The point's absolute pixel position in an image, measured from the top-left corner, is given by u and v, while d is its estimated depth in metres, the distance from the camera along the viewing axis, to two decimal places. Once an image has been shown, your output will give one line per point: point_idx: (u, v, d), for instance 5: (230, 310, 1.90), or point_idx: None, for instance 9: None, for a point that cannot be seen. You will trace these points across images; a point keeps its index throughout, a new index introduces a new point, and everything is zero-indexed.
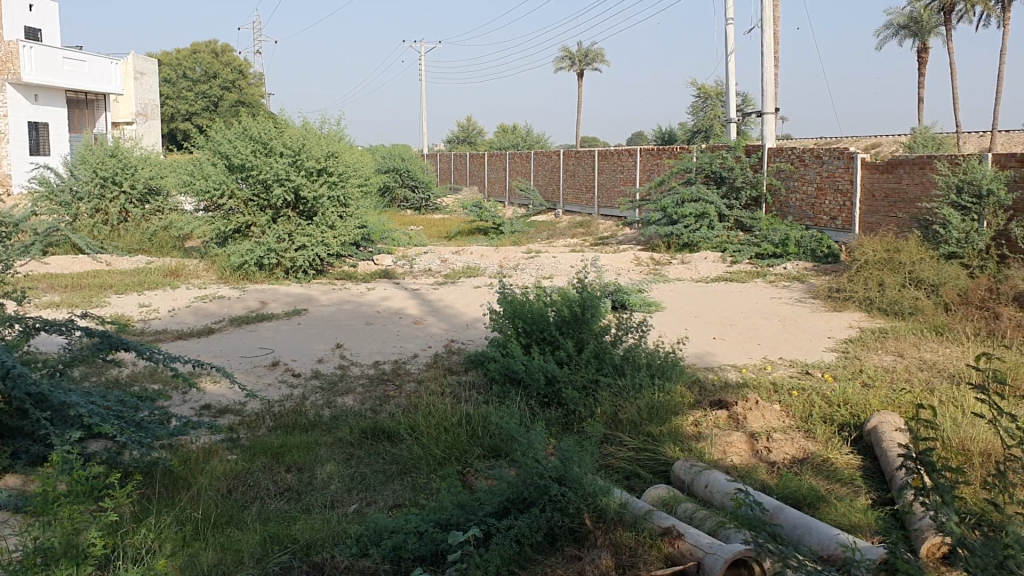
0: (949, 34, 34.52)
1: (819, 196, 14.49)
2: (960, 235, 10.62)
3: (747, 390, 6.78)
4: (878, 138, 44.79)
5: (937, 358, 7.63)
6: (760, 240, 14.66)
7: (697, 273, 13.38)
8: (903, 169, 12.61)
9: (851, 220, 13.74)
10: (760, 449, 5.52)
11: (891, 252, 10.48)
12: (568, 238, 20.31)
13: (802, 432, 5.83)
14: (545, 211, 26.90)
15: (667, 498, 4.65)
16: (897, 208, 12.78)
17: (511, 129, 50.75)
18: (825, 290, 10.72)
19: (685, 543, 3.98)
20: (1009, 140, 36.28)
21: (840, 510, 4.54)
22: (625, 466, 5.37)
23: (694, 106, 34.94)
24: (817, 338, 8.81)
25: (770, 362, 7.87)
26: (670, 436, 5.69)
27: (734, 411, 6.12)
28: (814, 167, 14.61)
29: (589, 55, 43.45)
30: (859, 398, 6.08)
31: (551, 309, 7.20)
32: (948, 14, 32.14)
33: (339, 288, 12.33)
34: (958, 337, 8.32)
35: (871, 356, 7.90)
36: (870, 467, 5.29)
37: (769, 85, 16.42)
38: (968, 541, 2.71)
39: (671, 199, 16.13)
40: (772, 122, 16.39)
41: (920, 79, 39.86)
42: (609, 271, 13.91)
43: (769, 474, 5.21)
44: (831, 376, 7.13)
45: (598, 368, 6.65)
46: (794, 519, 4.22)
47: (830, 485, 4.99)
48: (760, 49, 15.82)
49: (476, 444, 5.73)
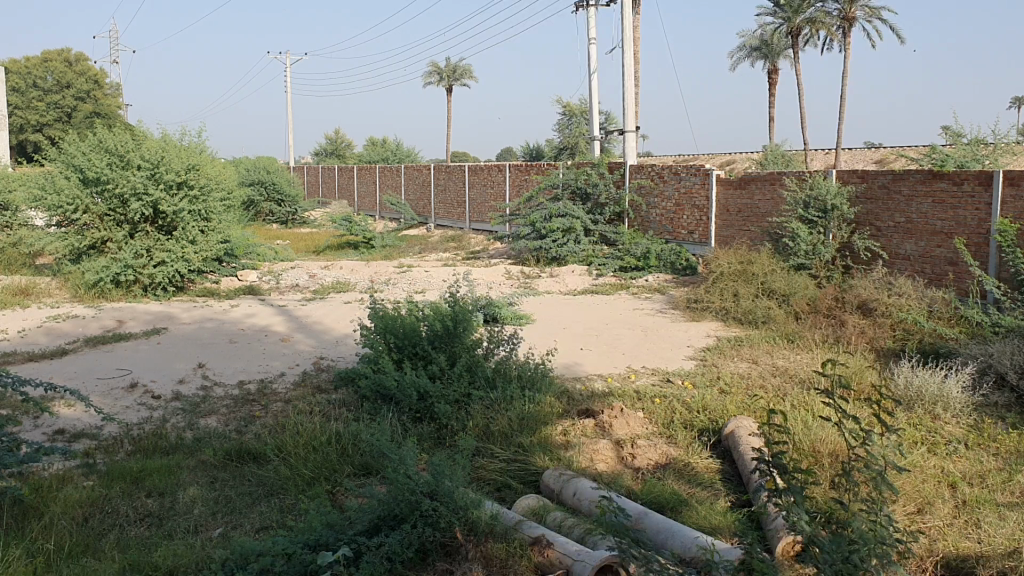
0: (797, 58, 36.35)
1: (678, 212, 14.99)
2: (807, 247, 11.18)
3: (613, 399, 6.93)
4: (733, 155, 46.68)
5: (788, 364, 8.02)
6: (623, 254, 15.07)
7: (564, 287, 13.63)
8: (755, 185, 13.14)
9: (708, 234, 14.25)
10: (626, 456, 5.66)
11: (744, 264, 10.94)
12: (438, 252, 20.34)
13: (664, 438, 6.02)
14: (415, 225, 26.85)
15: (537, 509, 4.70)
16: (750, 222, 13.33)
17: (379, 143, 50.52)
18: (685, 301, 11.09)
19: (555, 552, 4.05)
20: (851, 159, 38.55)
21: (701, 513, 4.70)
22: (495, 478, 5.41)
23: (560, 123, 35.61)
24: (679, 347, 9.11)
25: (634, 371, 8.08)
26: (540, 447, 5.77)
27: (600, 419, 6.26)
28: (673, 183, 15.10)
29: (457, 71, 43.77)
30: (717, 404, 6.35)
31: (422, 324, 7.17)
32: (794, 38, 33.85)
33: (202, 306, 11.98)
34: (806, 344, 8.78)
35: (727, 364, 8.22)
36: (728, 470, 5.51)
37: (631, 104, 16.88)
38: (818, 539, 2.86)
39: (538, 214, 16.37)
40: (633, 139, 16.87)
41: (771, 98, 41.77)
42: (479, 284, 14.02)
43: (634, 480, 5.35)
44: (690, 383, 7.39)
45: (470, 382, 6.68)
46: (658, 524, 4.35)
47: (691, 488, 5.16)
48: (622, 69, 16.28)
49: (346, 462, 5.66)
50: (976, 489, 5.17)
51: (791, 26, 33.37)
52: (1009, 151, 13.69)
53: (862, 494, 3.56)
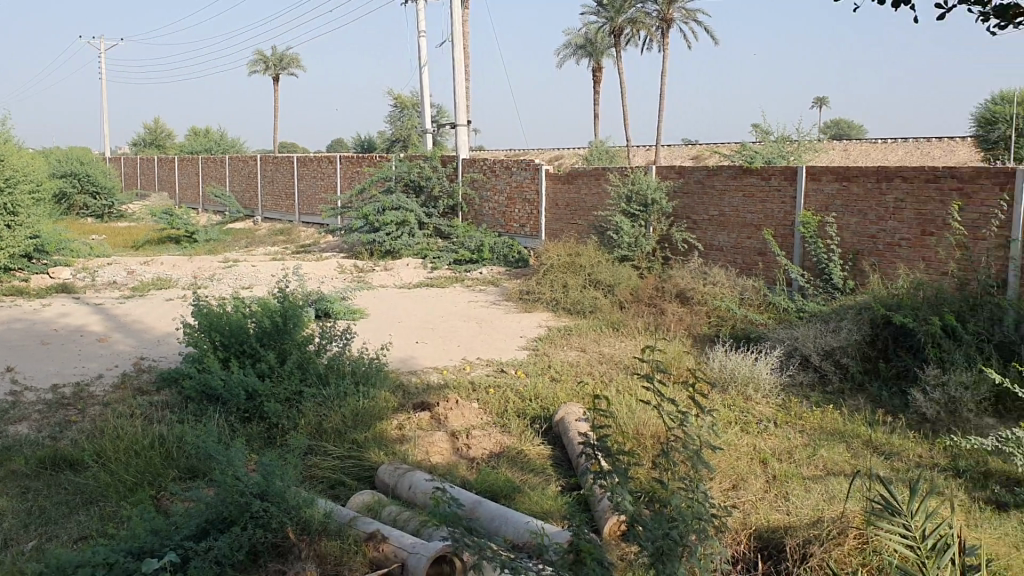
0: (620, 56, 37.53)
1: (509, 205, 15.21)
2: (631, 239, 11.61)
3: (447, 391, 6.97)
4: (561, 150, 47.71)
5: (614, 352, 8.30)
6: (456, 246, 15.16)
7: (397, 280, 13.57)
8: (581, 180, 13.47)
9: (538, 227, 14.52)
10: (460, 447, 5.70)
11: (573, 256, 11.23)
12: (268, 246, 19.82)
13: (498, 427, 6.11)
14: (241, 219, 26.03)
15: (371, 504, 4.67)
16: (577, 215, 13.68)
17: (202, 133, 48.64)
18: (517, 293, 11.27)
19: (390, 546, 4.04)
20: (672, 154, 40.20)
21: (534, 499, 4.80)
22: (329, 475, 5.33)
23: (390, 116, 35.38)
24: (511, 338, 9.26)
25: (467, 363, 8.15)
26: (374, 442, 5.74)
27: (434, 412, 6.29)
28: (503, 177, 15.29)
29: (284, 60, 42.70)
30: (548, 393, 6.54)
31: (250, 320, 6.97)
32: (617, 37, 34.93)
33: (9, 305, 11.19)
34: (631, 331, 9.13)
35: (558, 353, 8.42)
36: (559, 456, 5.66)
37: (462, 97, 16.97)
38: (640, 517, 2.98)
39: (370, 207, 16.21)
40: (465, 133, 16.97)
41: (596, 94, 42.95)
42: (311, 279, 13.76)
43: (468, 470, 5.39)
44: (523, 372, 7.53)
45: (301, 379, 6.55)
46: (492, 512, 4.41)
47: (524, 475, 5.25)
48: (453, 63, 16.34)
49: (171, 466, 5.44)
50: (785, 464, 5.52)
51: (614, 25, 34.41)
52: (812, 148, 14.64)
53: (678, 473, 3.76)
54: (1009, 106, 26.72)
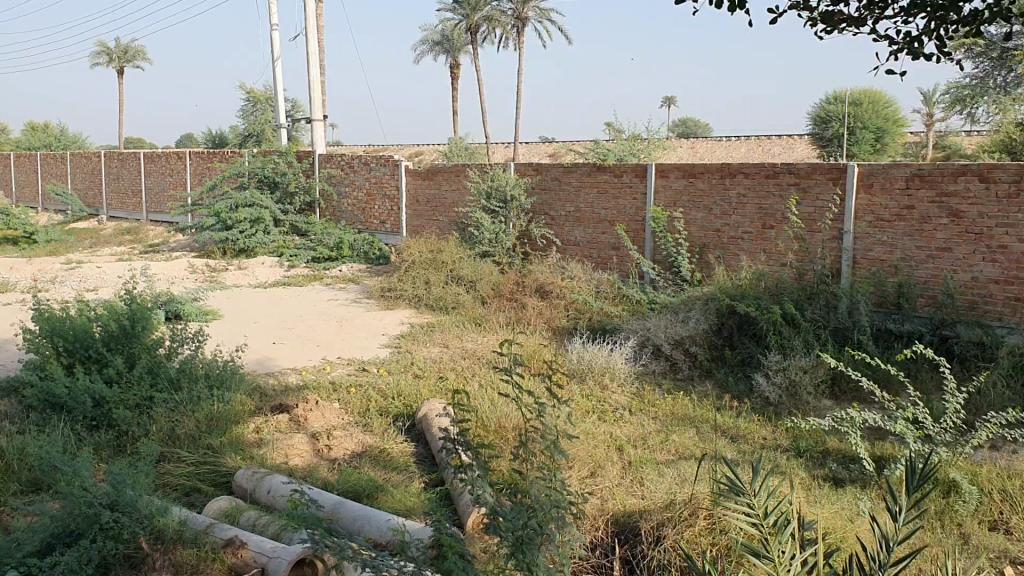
0: (477, 54, 37.68)
1: (368, 201, 15.06)
2: (491, 235, 11.70)
3: (307, 392, 6.85)
4: (420, 146, 47.53)
5: (475, 347, 8.35)
6: (314, 244, 14.92)
7: (254, 280, 13.23)
8: (441, 176, 13.44)
9: (398, 224, 14.43)
10: (321, 448, 5.63)
11: (434, 253, 11.22)
12: (114, 246, 18.95)
13: (359, 426, 6.05)
14: (85, 218, 24.79)
15: (229, 510, 4.55)
16: (437, 212, 13.66)
17: (39, 128, 46.04)
18: (377, 290, 11.18)
19: (249, 552, 3.97)
20: (529, 151, 40.70)
21: (396, 497, 4.79)
22: (183, 482, 5.15)
23: (243, 111, 34.41)
24: (372, 336, 9.18)
25: (328, 362, 8.04)
26: (231, 447, 5.59)
27: (293, 413, 6.17)
28: (362, 173, 15.13)
29: (127, 52, 40.90)
30: (411, 390, 6.55)
31: (96, 324, 6.65)
32: (474, 34, 35.06)
33: None
34: (492, 326, 9.22)
35: (420, 349, 8.41)
36: (421, 453, 5.67)
37: (318, 92, 16.68)
38: (499, 508, 3.02)
39: (224, 204, 15.73)
40: (321, 128, 16.68)
41: (454, 90, 43.00)
42: (161, 279, 13.24)
43: (330, 471, 5.33)
44: (384, 371, 7.49)
45: (152, 384, 6.30)
46: (353, 513, 4.38)
47: (386, 474, 5.23)
48: (307, 57, 16.03)
49: (11, 480, 5.14)
50: (640, 450, 5.70)
51: (470, 22, 34.51)
52: (661, 145, 15.13)
53: (534, 462, 3.84)
54: (841, 106, 28.34)
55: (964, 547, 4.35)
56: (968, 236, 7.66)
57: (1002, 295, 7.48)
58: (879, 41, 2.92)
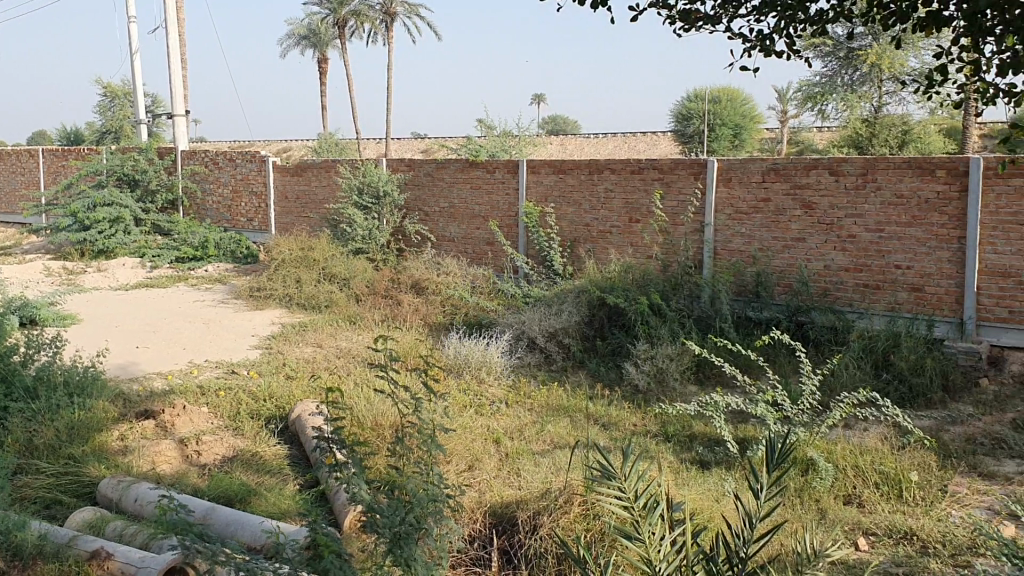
0: (345, 49, 37.13)
1: (235, 199, 14.69)
2: (364, 231, 11.55)
3: (175, 397, 6.64)
4: (289, 142, 46.54)
5: (349, 345, 8.26)
6: (179, 244, 14.44)
7: (115, 282, 12.71)
8: (310, 172, 13.18)
9: (266, 221, 14.12)
10: (191, 454, 5.47)
11: (305, 251, 11.04)
12: None
13: (231, 430, 5.91)
14: None
15: (93, 522, 4.37)
16: (307, 209, 13.42)
17: None
18: (246, 290, 10.91)
19: (116, 562, 3.82)
20: (400, 147, 40.43)
21: (270, 500, 4.71)
22: (42, 495, 4.91)
23: (99, 106, 32.93)
24: (242, 337, 8.97)
25: (196, 365, 7.81)
26: (94, 456, 5.37)
27: (160, 419, 5.97)
28: (228, 170, 14.74)
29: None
30: (283, 391, 6.44)
31: None
32: (341, 29, 34.53)
33: None
34: (366, 324, 9.15)
35: (292, 349, 8.26)
36: (296, 454, 5.59)
37: (179, 86, 16.13)
38: (375, 505, 3.01)
39: (80, 203, 15.04)
40: (183, 124, 16.15)
41: (323, 86, 42.29)
42: (13, 283, 12.56)
43: (200, 477, 5.18)
44: (255, 372, 7.32)
45: (6, 394, 5.97)
46: (226, 518, 4.28)
47: (259, 477, 5.12)
48: (168, 50, 15.48)
49: None
50: (516, 441, 5.77)
51: (337, 17, 33.97)
52: (531, 140, 15.29)
53: (408, 457, 3.84)
54: (702, 104, 29.25)
55: (821, 521, 4.60)
56: (819, 226, 8.06)
57: (852, 281, 7.91)
58: (732, 40, 3.07)
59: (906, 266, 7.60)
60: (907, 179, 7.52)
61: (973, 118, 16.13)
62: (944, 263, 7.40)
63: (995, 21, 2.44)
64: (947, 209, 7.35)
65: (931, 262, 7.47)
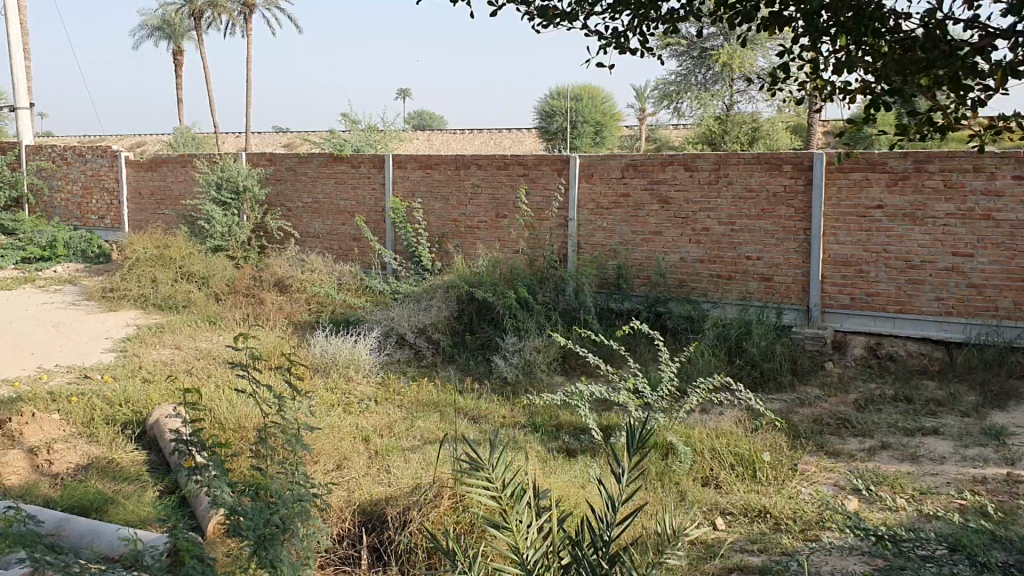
0: (201, 40, 35.87)
1: (85, 195, 14.04)
2: (223, 229, 11.30)
3: (22, 404, 6.29)
4: (143, 136, 44.67)
5: (210, 346, 8.03)
6: (24, 243, 13.68)
7: None
8: (166, 167, 12.70)
9: (119, 219, 13.54)
10: (40, 463, 5.19)
11: (161, 249, 10.65)
12: None
13: (84, 438, 5.66)
14: None
15: None
16: (163, 205, 12.93)
17: None
18: (99, 290, 10.44)
19: None
20: (262, 142, 39.40)
21: (128, 508, 4.53)
22: None
23: None
24: (95, 340, 8.58)
25: (44, 370, 7.43)
26: None
27: (6, 428, 5.65)
28: (77, 165, 14.08)
29: None
30: (141, 395, 6.21)
31: None
32: (196, 20, 33.34)
33: None
34: (228, 324, 8.90)
35: (149, 351, 7.96)
36: (155, 459, 5.40)
37: (21, 77, 15.26)
38: (239, 508, 2.96)
39: None
40: (27, 117, 15.31)
41: (178, 78, 40.77)
42: None
43: (51, 487, 4.93)
44: (110, 376, 7.02)
45: None
46: (80, 528, 4.10)
47: (116, 485, 4.92)
48: (8, 39, 14.62)
49: None
50: (385, 439, 5.74)
51: (192, 7, 32.78)
52: (395, 135, 15.20)
53: (271, 457, 3.78)
54: (565, 101, 29.64)
55: (681, 503, 4.78)
56: (676, 220, 8.33)
57: (706, 273, 8.23)
58: (588, 34, 3.12)
59: (757, 257, 7.95)
60: (756, 174, 7.86)
61: (816, 117, 17.01)
62: (792, 254, 7.79)
63: (830, 21, 2.55)
64: (794, 202, 7.73)
65: (780, 253, 7.85)
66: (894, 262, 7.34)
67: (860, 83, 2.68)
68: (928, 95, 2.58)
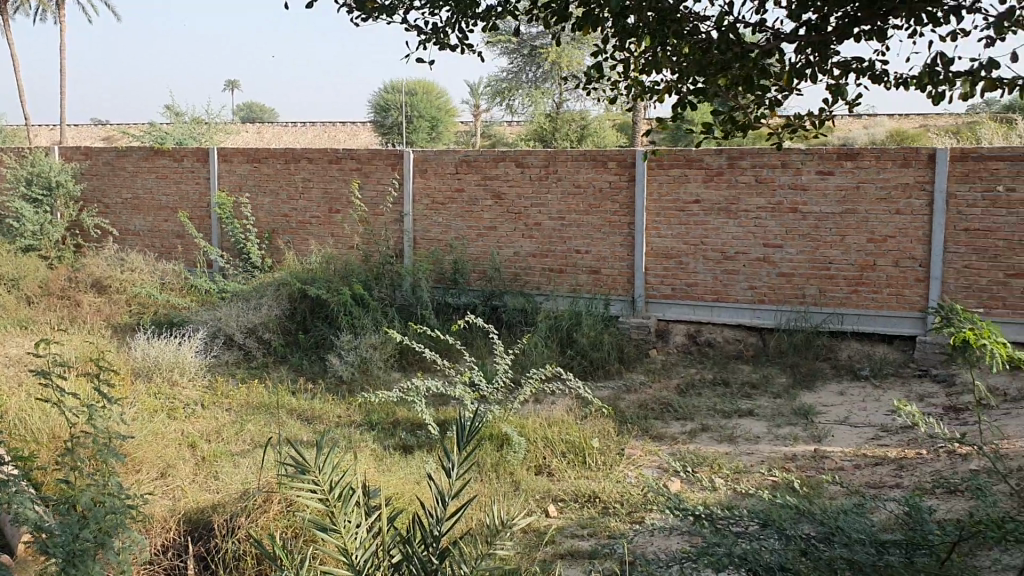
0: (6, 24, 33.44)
1: None
2: (34, 227, 10.63)
3: None
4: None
5: (21, 352, 7.52)
6: None
7: None
8: None
9: None
10: None
11: None
12: None
13: None
14: None
15: None
16: None
17: None
18: None
19: None
20: (77, 135, 37.15)
21: None
22: None
23: None
24: None
25: None
26: None
27: None
28: None
29: None
30: None
31: None
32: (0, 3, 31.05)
33: None
34: (41, 328, 8.36)
35: None
36: None
37: None
38: (49, 527, 2.78)
39: None
40: None
41: None
42: None
43: None
44: None
45: None
46: None
47: None
48: None
49: None
50: (214, 444, 5.55)
51: None
52: (223, 128, 14.65)
53: (90, 469, 3.58)
54: (399, 96, 29.37)
55: (515, 493, 4.84)
56: (508, 215, 8.42)
57: (538, 266, 8.37)
58: (408, 30, 3.11)
59: (585, 251, 8.16)
60: (583, 170, 8.05)
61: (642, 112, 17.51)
62: (618, 247, 8.03)
63: (636, 22, 2.63)
64: (619, 197, 7.97)
65: (607, 247, 8.08)
66: (712, 254, 7.71)
67: (666, 83, 2.79)
68: (729, 95, 2.71)
